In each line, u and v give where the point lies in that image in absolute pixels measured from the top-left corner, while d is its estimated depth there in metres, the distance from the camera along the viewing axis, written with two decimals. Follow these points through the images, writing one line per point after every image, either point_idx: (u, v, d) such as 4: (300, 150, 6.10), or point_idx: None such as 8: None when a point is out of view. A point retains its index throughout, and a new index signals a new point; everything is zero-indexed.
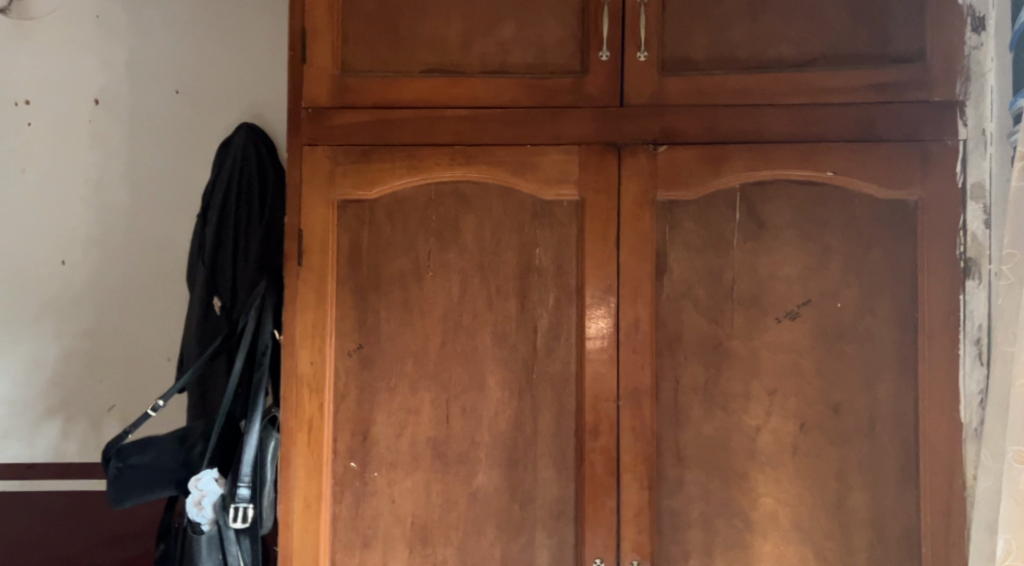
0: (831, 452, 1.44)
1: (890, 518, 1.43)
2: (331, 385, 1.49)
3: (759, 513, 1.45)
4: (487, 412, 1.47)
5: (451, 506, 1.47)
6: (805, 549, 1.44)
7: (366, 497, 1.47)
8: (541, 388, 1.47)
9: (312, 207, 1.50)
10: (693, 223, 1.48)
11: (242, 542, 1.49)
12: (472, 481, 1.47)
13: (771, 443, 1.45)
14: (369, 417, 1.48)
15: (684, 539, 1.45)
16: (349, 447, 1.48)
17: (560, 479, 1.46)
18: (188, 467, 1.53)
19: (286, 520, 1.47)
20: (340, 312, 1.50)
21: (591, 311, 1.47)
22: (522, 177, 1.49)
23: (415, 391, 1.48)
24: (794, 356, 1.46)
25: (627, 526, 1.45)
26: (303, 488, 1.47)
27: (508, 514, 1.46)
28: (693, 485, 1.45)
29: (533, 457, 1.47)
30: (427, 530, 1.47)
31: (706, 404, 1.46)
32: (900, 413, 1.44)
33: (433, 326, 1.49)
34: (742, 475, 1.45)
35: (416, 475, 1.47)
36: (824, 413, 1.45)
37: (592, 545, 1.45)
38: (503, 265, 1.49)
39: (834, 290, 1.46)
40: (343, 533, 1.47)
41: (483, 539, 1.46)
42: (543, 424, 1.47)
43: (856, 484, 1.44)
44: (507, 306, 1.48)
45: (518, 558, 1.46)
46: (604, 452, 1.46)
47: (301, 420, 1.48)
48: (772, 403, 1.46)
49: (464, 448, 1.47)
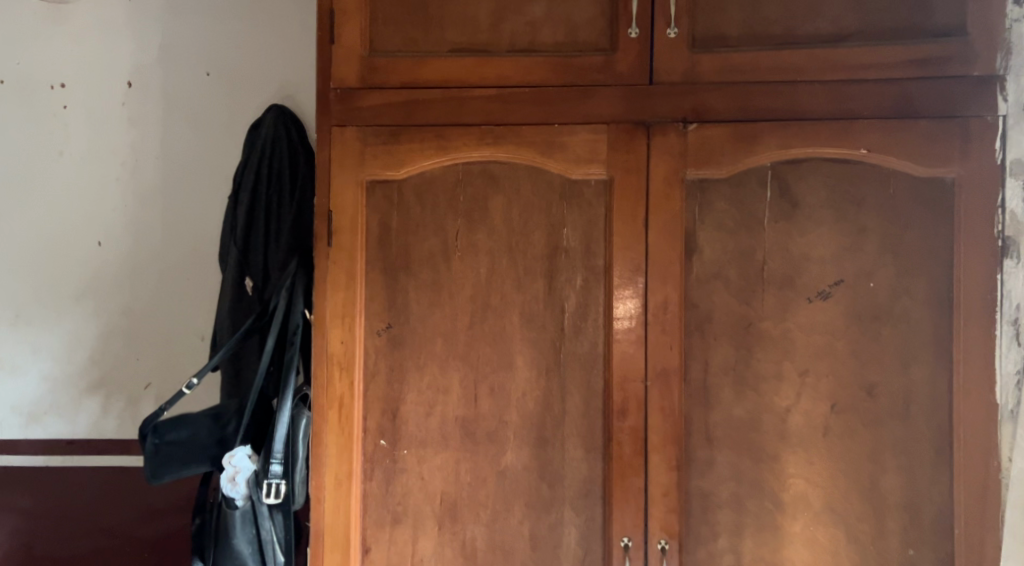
0: (863, 433, 1.43)
1: (924, 501, 1.41)
2: (362, 364, 1.50)
3: (789, 494, 1.44)
4: (516, 392, 1.48)
5: (480, 485, 1.48)
6: (837, 530, 1.43)
7: (397, 475, 1.49)
8: (569, 368, 1.47)
9: (342, 187, 1.51)
10: (723, 203, 1.46)
11: (275, 517, 1.48)
12: (500, 460, 1.48)
13: (802, 424, 1.44)
14: (400, 396, 1.50)
15: (713, 519, 1.45)
16: (379, 425, 1.50)
17: (589, 459, 1.47)
18: (221, 443, 1.55)
19: (317, 495, 1.49)
20: (370, 293, 1.51)
21: (620, 292, 1.47)
22: (551, 157, 1.48)
23: (445, 371, 1.49)
24: (827, 336, 1.44)
25: (655, 506, 1.45)
26: (335, 465, 1.49)
27: (537, 493, 1.47)
28: (723, 465, 1.45)
29: (562, 437, 1.47)
30: (457, 507, 1.48)
31: (736, 385, 1.45)
32: (935, 394, 1.42)
33: (462, 307, 1.49)
34: (773, 456, 1.44)
35: (446, 453, 1.49)
36: (858, 394, 1.43)
37: (620, 524, 1.45)
38: (531, 246, 1.49)
39: (868, 269, 1.44)
40: (373, 510, 1.49)
41: (512, 518, 1.47)
42: (572, 404, 1.47)
43: (889, 466, 1.42)
44: (535, 287, 1.48)
45: (546, 537, 1.47)
46: (632, 433, 1.46)
47: (332, 399, 1.49)
48: (803, 384, 1.44)
49: (493, 427, 1.48)
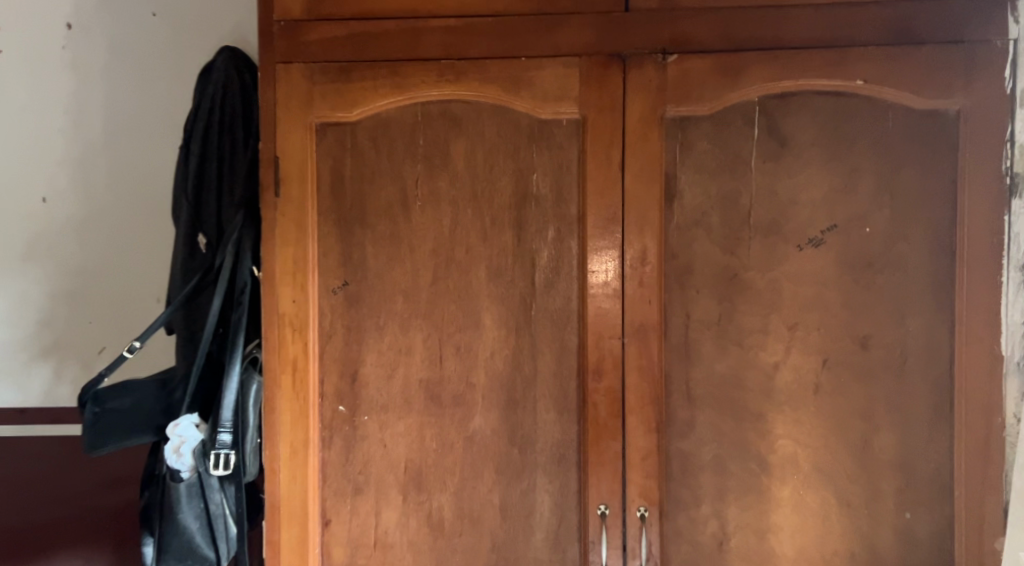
0: (856, 389, 1.32)
1: (920, 461, 1.31)
2: (316, 324, 1.39)
3: (777, 456, 1.33)
4: (483, 351, 1.37)
5: (446, 451, 1.38)
6: (827, 494, 1.33)
7: (357, 442, 1.39)
8: (540, 325, 1.36)
9: (289, 131, 1.38)
10: (707, 142, 1.34)
11: (226, 489, 1.39)
12: (468, 425, 1.37)
13: (790, 380, 1.33)
14: (358, 358, 1.39)
15: (695, 484, 1.35)
16: (337, 390, 1.39)
17: (563, 422, 1.36)
18: (166, 411, 1.44)
19: (272, 465, 1.39)
20: (322, 247, 1.39)
21: (594, 244, 1.35)
22: (517, 95, 1.35)
23: (406, 330, 1.38)
24: (818, 287, 1.33)
25: (633, 471, 1.35)
26: (289, 435, 1.39)
27: (507, 458, 1.37)
28: (705, 426, 1.34)
29: (533, 399, 1.36)
30: (422, 475, 1.38)
31: (719, 340, 1.34)
32: (933, 347, 1.30)
33: (424, 261, 1.37)
34: (759, 416, 1.34)
35: (409, 419, 1.38)
36: (851, 347, 1.32)
37: (596, 490, 1.36)
38: (497, 194, 1.36)
39: (862, 213, 1.32)
40: (332, 479, 1.39)
41: (481, 485, 1.38)
42: (543, 363, 1.36)
43: (882, 423, 1.32)
44: (502, 239, 1.36)
45: (517, 505, 1.37)
46: (607, 394, 1.35)
47: (285, 362, 1.38)
48: (792, 338, 1.33)
49: (459, 390, 1.37)
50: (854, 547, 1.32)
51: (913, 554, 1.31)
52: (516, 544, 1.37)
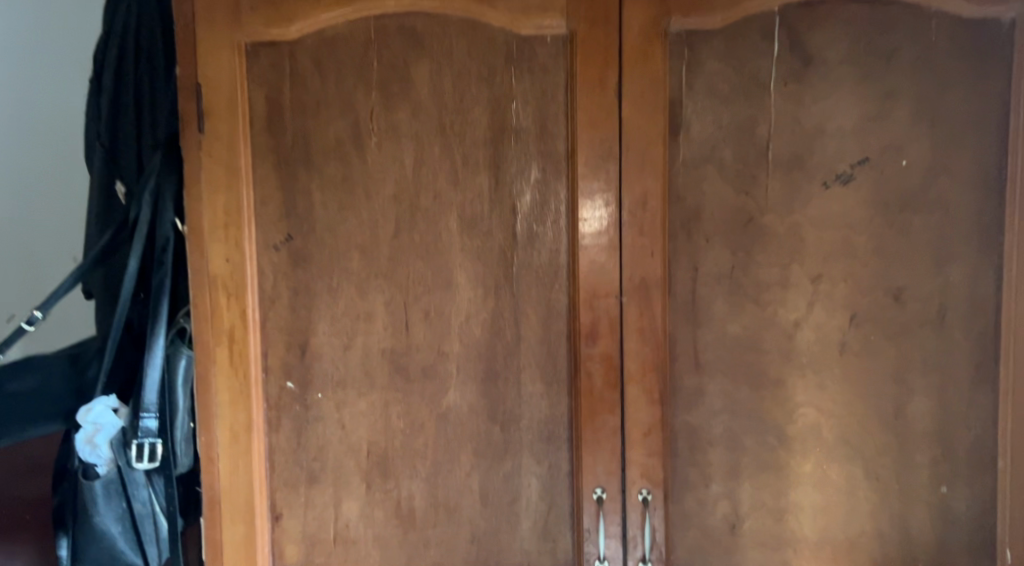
0: (888, 349, 1.15)
1: (959, 428, 1.15)
2: (256, 287, 1.16)
3: (797, 427, 1.17)
4: (457, 315, 1.16)
5: (416, 431, 1.18)
6: (853, 467, 1.17)
7: (309, 424, 1.18)
8: (523, 283, 1.16)
9: (212, 54, 1.13)
10: (718, 63, 1.13)
11: (155, 483, 1.17)
12: (441, 400, 1.17)
13: (813, 341, 1.16)
14: (307, 326, 1.17)
15: (704, 461, 1.17)
16: (285, 363, 1.17)
17: (551, 395, 1.17)
18: (77, 392, 1.21)
19: (209, 455, 1.17)
20: (260, 195, 1.15)
21: (586, 185, 1.14)
22: (491, 7, 1.12)
23: (364, 293, 1.16)
24: (846, 231, 1.14)
25: (633, 448, 1.17)
26: (229, 418, 1.17)
27: (487, 438, 1.18)
28: (716, 395, 1.16)
29: (516, 369, 1.17)
30: (388, 461, 1.18)
31: (733, 297, 1.15)
32: (977, 299, 1.14)
33: (383, 210, 1.15)
34: (777, 382, 1.16)
35: (371, 396, 1.17)
36: (882, 301, 1.15)
37: (591, 472, 1.17)
38: (469, 128, 1.14)
39: (898, 144, 1.13)
40: (282, 468, 1.19)
41: (457, 469, 1.18)
42: (528, 328, 1.16)
43: (918, 387, 1.15)
44: (476, 183, 1.14)
45: (500, 491, 1.18)
46: (604, 361, 1.16)
47: (219, 333, 1.16)
48: (815, 292, 1.15)
49: (429, 361, 1.17)
50: (883, 527, 1.17)
51: (949, 532, 1.17)
52: (500, 534, 1.19)
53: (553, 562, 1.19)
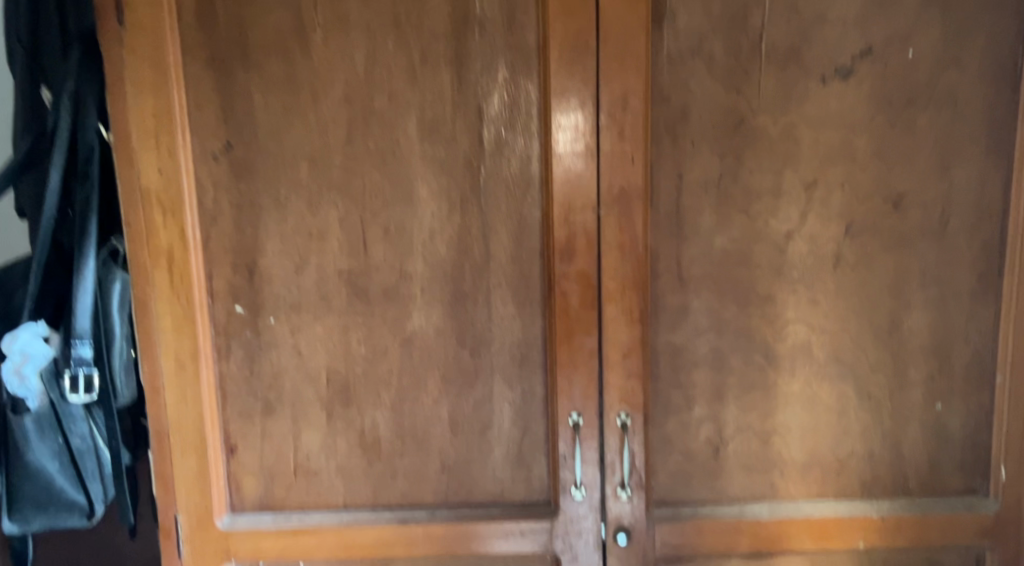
0: (887, 261, 1.07)
1: (958, 342, 1.09)
2: (195, 203, 1.05)
3: (787, 345, 1.09)
4: (420, 232, 1.06)
5: (379, 358, 1.09)
6: (845, 386, 1.10)
7: (262, 351, 1.09)
8: (491, 194, 1.05)
9: None
10: None
11: (95, 416, 1.08)
12: (405, 324, 1.08)
13: (806, 254, 1.07)
14: (255, 245, 1.06)
15: (687, 383, 1.10)
16: (231, 286, 1.07)
17: (524, 317, 1.08)
18: (4, 319, 1.10)
19: (154, 385, 1.08)
20: (194, 99, 1.03)
21: (560, 83, 1.02)
22: None
23: (316, 208, 1.05)
24: (845, 132, 1.04)
25: (612, 371, 1.08)
26: (173, 345, 1.07)
27: (456, 363, 1.09)
28: (701, 313, 1.08)
29: (486, 289, 1.07)
30: (349, 389, 1.09)
31: (720, 207, 1.06)
32: (984, 203, 1.06)
33: (333, 114, 1.03)
34: (766, 298, 1.08)
35: (328, 320, 1.08)
36: (883, 209, 1.06)
37: (566, 397, 1.09)
38: (428, 20, 1.01)
39: (905, 33, 1.02)
40: (234, 397, 1.10)
41: (425, 397, 1.10)
42: (497, 244, 1.06)
43: (916, 300, 1.08)
44: (436, 82, 1.02)
45: (472, 419, 1.10)
46: (580, 279, 1.06)
47: (157, 254, 1.05)
48: (810, 200, 1.06)
49: (390, 281, 1.07)
50: (875, 447, 1.11)
51: (943, 450, 1.11)
52: (472, 463, 1.11)
53: (528, 490, 1.11)
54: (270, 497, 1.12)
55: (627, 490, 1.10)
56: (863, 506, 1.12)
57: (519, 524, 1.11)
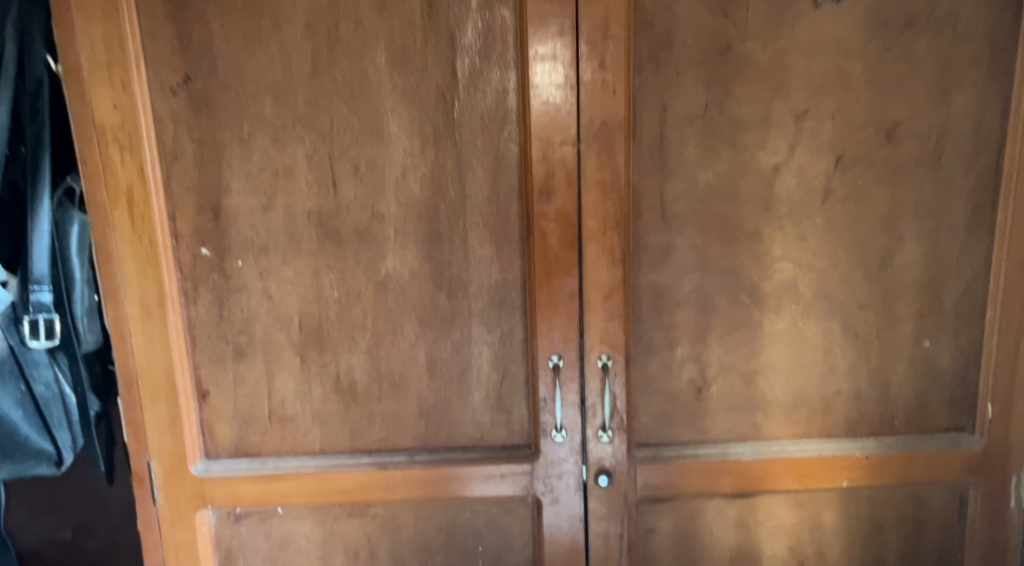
0: (879, 195, 1.04)
1: (949, 277, 1.07)
2: (154, 139, 1.00)
3: (773, 283, 1.06)
4: (392, 169, 1.01)
5: (352, 301, 1.05)
6: (832, 325, 1.07)
7: (230, 295, 1.05)
8: (467, 128, 1.00)
9: None
10: None
11: (59, 362, 1.06)
12: (379, 266, 1.04)
13: (795, 188, 1.03)
14: (220, 185, 1.01)
15: (671, 323, 1.07)
16: (196, 228, 1.02)
17: (502, 258, 1.04)
18: None
19: (119, 330, 1.04)
20: (149, 28, 0.97)
21: (538, 9, 0.97)
22: None
23: (282, 145, 1.00)
24: (838, 59, 1.00)
25: (593, 312, 1.05)
26: (138, 289, 1.03)
27: (432, 306, 1.05)
28: (685, 252, 1.05)
29: (462, 228, 1.03)
30: (322, 333, 1.06)
31: (706, 140, 1.01)
32: (981, 132, 1.03)
33: (298, 43, 0.98)
34: (752, 235, 1.04)
35: (298, 263, 1.04)
36: (875, 140, 1.02)
37: (546, 339, 1.05)
38: None
39: None
40: (203, 342, 1.06)
41: (401, 341, 1.06)
42: (473, 181, 1.02)
43: (907, 235, 1.05)
44: (407, 8, 0.97)
45: (450, 362, 1.07)
46: (560, 218, 1.02)
47: (116, 194, 1.00)
48: (799, 132, 1.02)
49: (362, 222, 1.03)
50: (861, 386, 1.09)
51: (930, 388, 1.10)
52: (451, 408, 1.08)
53: (508, 433, 1.09)
54: (245, 443, 1.09)
55: (609, 432, 1.07)
56: (848, 446, 1.10)
57: (500, 468, 1.08)
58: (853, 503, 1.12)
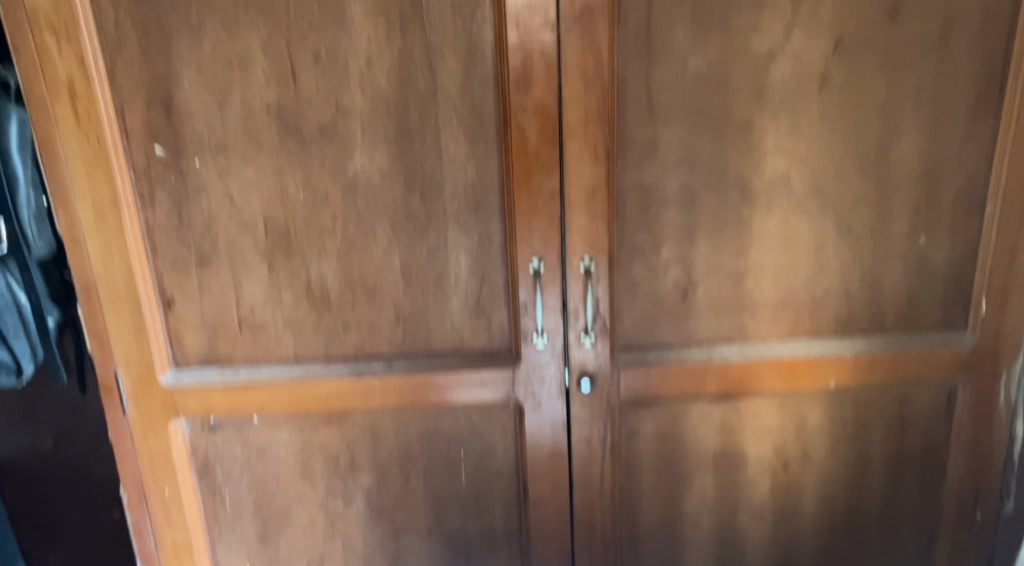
0: (880, 81, 0.98)
1: (950, 169, 1.02)
2: (94, 27, 0.92)
3: (764, 179, 1.01)
4: (356, 59, 0.94)
5: (319, 203, 0.99)
6: (825, 221, 1.03)
7: (189, 198, 0.98)
8: (436, 12, 0.93)
9: None
10: None
11: (11, 270, 1.03)
12: (346, 166, 0.98)
13: (790, 75, 0.97)
14: (170, 76, 0.94)
15: (656, 223, 1.02)
16: (147, 125, 0.96)
17: (478, 156, 0.98)
18: None
19: (73, 235, 0.98)
20: None
21: None
22: None
23: (236, 33, 0.92)
24: None
25: (575, 213, 1.00)
26: (89, 191, 0.96)
27: (405, 208, 1.00)
28: (671, 147, 0.99)
29: (434, 124, 0.96)
30: (289, 238, 1.00)
31: (695, 23, 0.95)
32: (991, 11, 0.96)
33: None
34: (744, 127, 0.98)
35: (260, 162, 0.97)
36: (876, 21, 0.96)
37: (526, 241, 1.00)
38: None
39: None
40: (164, 248, 1.00)
41: (373, 245, 1.01)
42: (445, 71, 0.95)
43: (907, 124, 1.00)
44: None
45: (426, 267, 1.02)
46: (539, 111, 0.96)
47: (57, 88, 0.93)
48: (796, 13, 0.95)
49: (326, 117, 0.96)
50: (852, 285, 1.06)
51: (924, 285, 1.06)
52: (428, 314, 1.04)
53: (488, 340, 1.05)
54: (215, 352, 1.04)
55: (591, 337, 1.04)
56: (836, 346, 1.07)
57: (480, 374, 1.05)
58: (839, 404, 1.10)
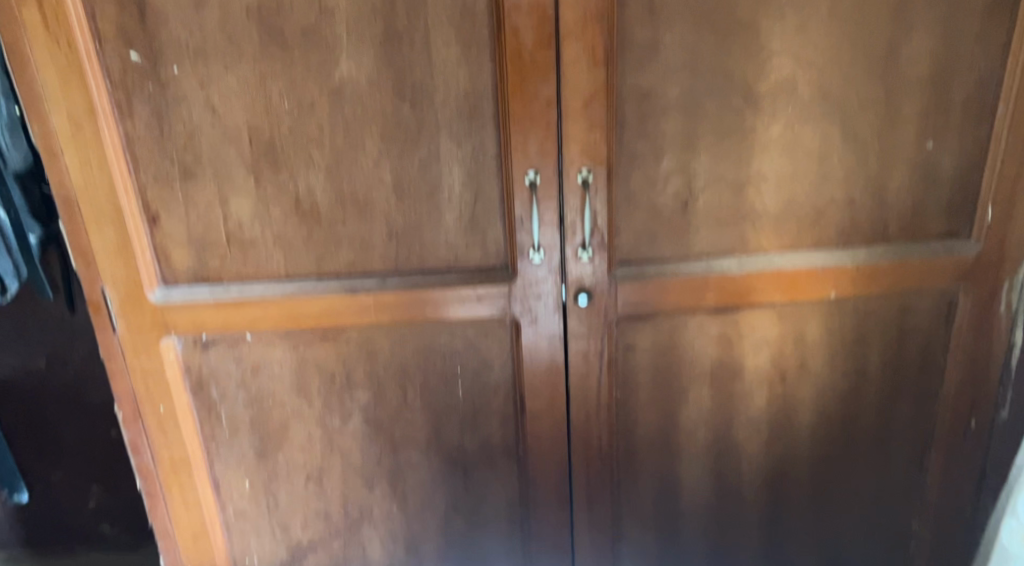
0: None
1: (960, 69, 0.99)
2: None
3: (769, 82, 0.97)
4: None
5: (306, 112, 0.95)
6: (831, 127, 0.99)
7: (169, 108, 0.94)
8: None
9: None
10: None
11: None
12: (332, 72, 0.94)
13: None
14: None
15: (656, 131, 0.98)
16: (121, 29, 0.91)
17: (470, 61, 0.94)
18: None
19: (50, 148, 0.94)
20: None
21: None
22: None
23: None
24: None
25: (572, 121, 0.96)
26: (64, 102, 0.92)
27: (395, 118, 0.96)
28: (671, 50, 0.95)
29: (423, 26, 0.92)
30: (276, 149, 0.97)
31: None
32: None
33: None
34: (747, 27, 0.95)
35: (243, 69, 0.93)
36: None
37: (521, 151, 0.97)
38: None
39: None
40: (146, 162, 0.97)
41: (363, 157, 0.97)
42: None
43: (918, 22, 0.96)
44: None
45: (418, 180, 0.99)
46: (533, 11, 0.92)
47: None
48: None
49: (309, 20, 0.92)
50: (856, 194, 1.03)
51: (930, 192, 1.04)
52: (422, 228, 1.01)
53: (483, 255, 1.03)
54: (204, 270, 1.02)
55: (589, 251, 1.02)
56: (839, 257, 1.05)
57: (476, 289, 1.03)
58: (839, 316, 1.08)
